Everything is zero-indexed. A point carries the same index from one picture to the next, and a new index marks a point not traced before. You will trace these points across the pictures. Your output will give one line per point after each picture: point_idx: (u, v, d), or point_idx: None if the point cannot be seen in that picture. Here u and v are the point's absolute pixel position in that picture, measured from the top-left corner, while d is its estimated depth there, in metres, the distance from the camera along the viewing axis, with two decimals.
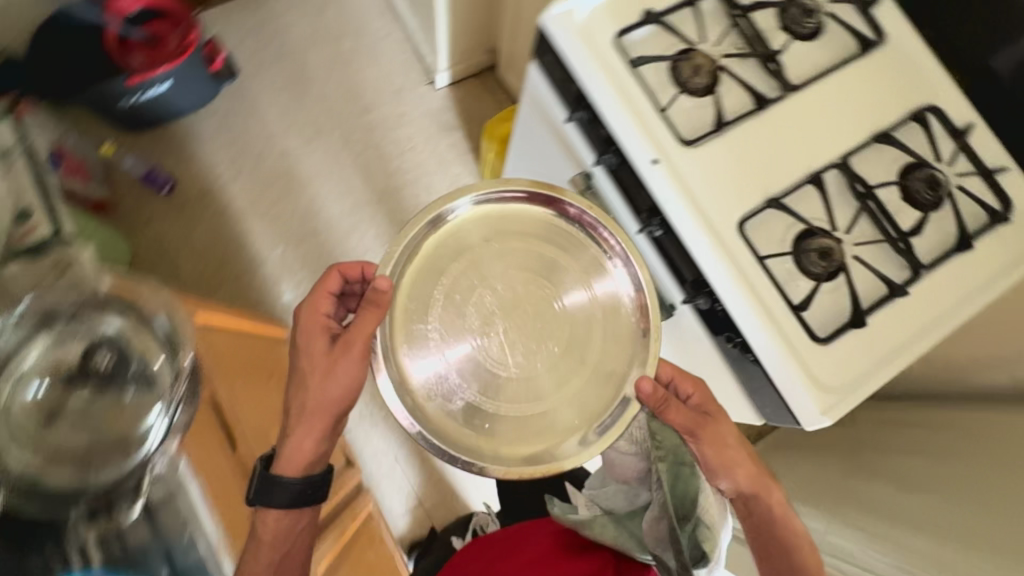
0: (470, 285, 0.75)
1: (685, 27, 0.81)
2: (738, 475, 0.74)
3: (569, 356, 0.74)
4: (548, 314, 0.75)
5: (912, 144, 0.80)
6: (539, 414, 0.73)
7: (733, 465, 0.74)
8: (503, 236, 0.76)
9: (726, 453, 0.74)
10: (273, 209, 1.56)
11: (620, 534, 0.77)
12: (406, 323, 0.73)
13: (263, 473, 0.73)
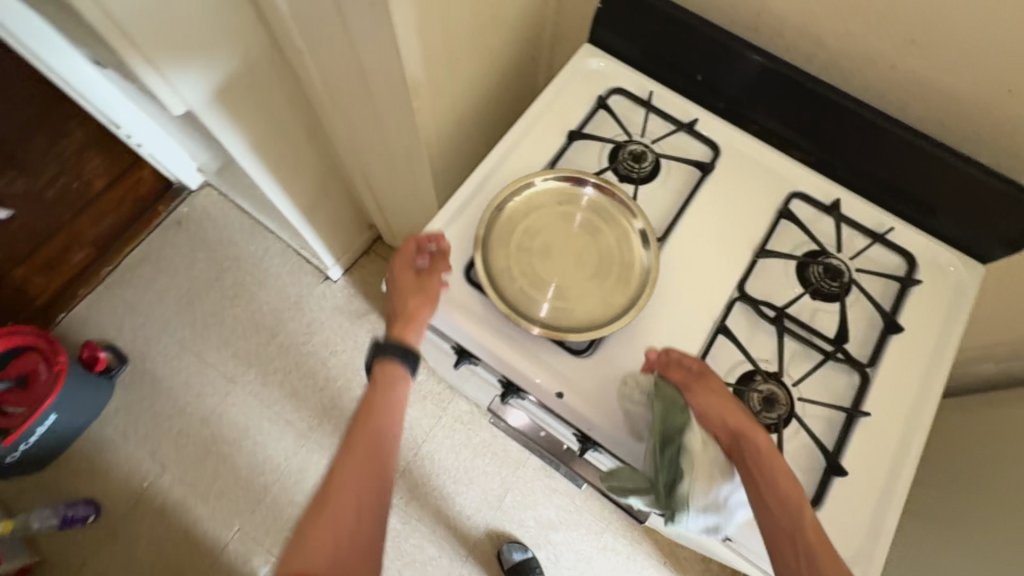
0: (539, 237, 0.76)
1: (628, 117, 0.89)
2: (732, 419, 0.64)
3: (607, 265, 0.75)
4: (588, 248, 0.76)
5: (748, 222, 0.82)
6: (572, 276, 0.74)
7: (735, 420, 0.64)
8: (563, 202, 0.78)
9: (728, 411, 0.65)
10: (288, 382, 1.65)
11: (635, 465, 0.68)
12: (492, 242, 0.75)
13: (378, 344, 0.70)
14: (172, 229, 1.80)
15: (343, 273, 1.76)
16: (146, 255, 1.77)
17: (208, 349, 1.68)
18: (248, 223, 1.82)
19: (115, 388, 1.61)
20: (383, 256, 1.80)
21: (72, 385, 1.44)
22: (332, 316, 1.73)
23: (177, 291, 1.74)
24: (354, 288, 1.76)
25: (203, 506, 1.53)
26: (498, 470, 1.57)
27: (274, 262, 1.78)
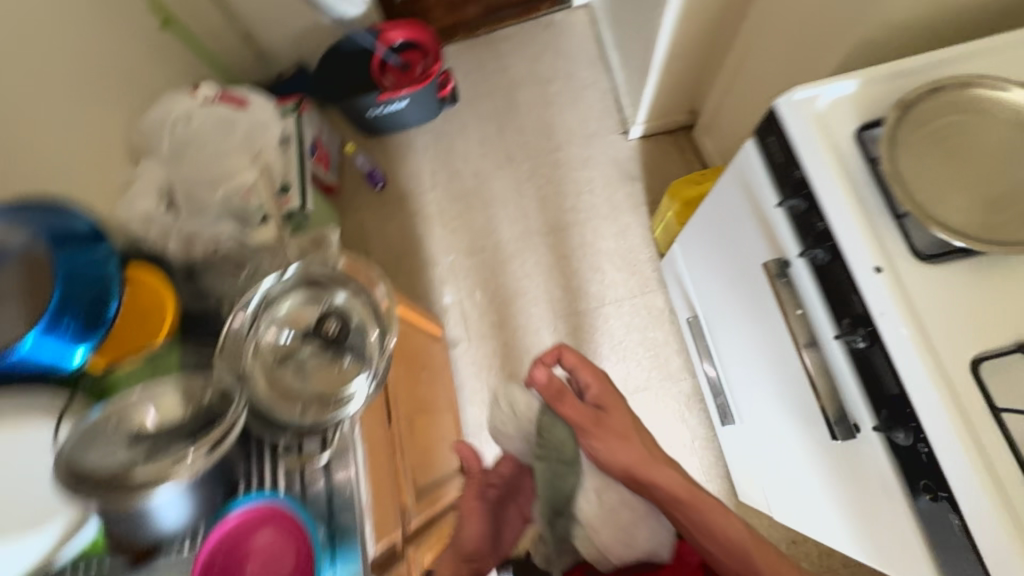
0: (956, 138, 0.74)
1: None
2: (616, 461, 0.73)
3: (1009, 202, 0.71)
4: (1000, 177, 0.72)
5: None
6: (966, 188, 0.72)
7: (619, 457, 0.73)
8: (1006, 124, 0.74)
9: (616, 448, 0.73)
10: (545, 191, 1.87)
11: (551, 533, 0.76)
12: (914, 113, 0.74)
13: None
14: (541, 27, 2.05)
15: (639, 137, 1.86)
16: (509, 35, 2.05)
17: (509, 129, 1.95)
18: (595, 55, 1.99)
19: (437, 114, 1.96)
20: (679, 144, 1.85)
21: (428, 90, 1.80)
22: (607, 164, 1.87)
23: (514, 74, 2.01)
24: (639, 155, 1.86)
25: (440, 231, 1.89)
26: (650, 366, 1.65)
27: (594, 97, 1.94)
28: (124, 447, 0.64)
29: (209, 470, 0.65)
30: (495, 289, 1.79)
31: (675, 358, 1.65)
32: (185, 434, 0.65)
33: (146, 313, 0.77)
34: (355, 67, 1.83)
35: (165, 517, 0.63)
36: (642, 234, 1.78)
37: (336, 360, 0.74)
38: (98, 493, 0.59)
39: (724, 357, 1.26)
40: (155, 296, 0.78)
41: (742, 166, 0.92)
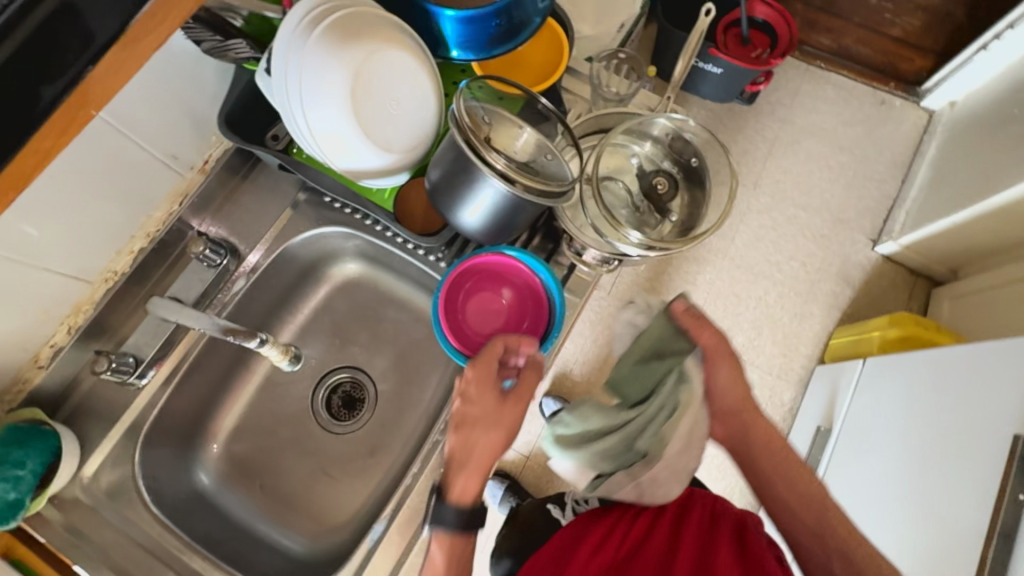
0: None
1: None
2: (730, 396, 0.74)
3: None
4: None
5: None
6: None
7: (731, 392, 0.74)
8: None
9: (721, 364, 0.73)
10: (764, 233, 1.77)
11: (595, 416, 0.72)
12: None
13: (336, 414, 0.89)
14: (875, 99, 1.87)
15: (882, 254, 1.74)
16: (849, 78, 1.90)
17: (777, 160, 1.84)
18: (903, 158, 1.82)
19: (725, 101, 1.83)
20: (913, 286, 1.72)
21: (747, 78, 1.67)
22: (837, 254, 1.75)
23: (826, 114, 1.87)
24: (870, 268, 1.73)
25: None
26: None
27: (872, 192, 1.80)
28: (490, 141, 0.70)
29: (520, 211, 0.69)
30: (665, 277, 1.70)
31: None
32: (537, 168, 0.70)
33: (531, 63, 0.83)
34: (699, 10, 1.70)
35: (473, 213, 0.69)
36: (816, 332, 1.69)
37: (652, 215, 0.80)
38: (464, 157, 0.66)
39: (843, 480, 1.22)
40: (550, 61, 0.83)
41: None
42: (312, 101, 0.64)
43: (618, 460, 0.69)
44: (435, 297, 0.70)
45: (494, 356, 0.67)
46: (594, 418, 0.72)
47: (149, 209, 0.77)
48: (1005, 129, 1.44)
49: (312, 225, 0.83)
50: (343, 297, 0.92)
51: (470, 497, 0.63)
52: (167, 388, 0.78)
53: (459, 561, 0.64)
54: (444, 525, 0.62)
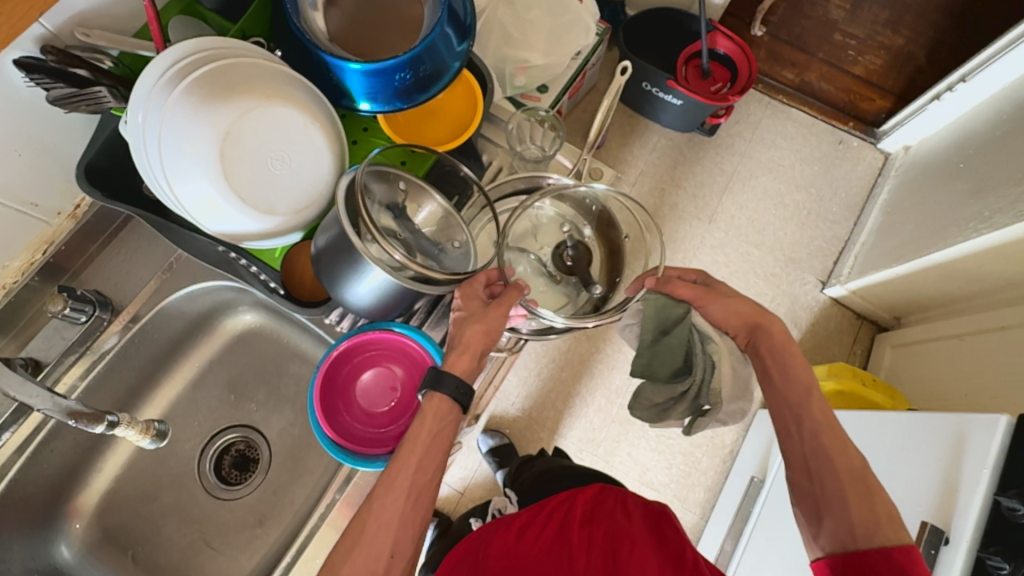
0: None
1: None
2: (727, 321, 0.70)
3: None
4: None
5: None
6: None
7: (732, 316, 0.70)
8: None
9: (711, 306, 0.71)
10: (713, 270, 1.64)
11: (667, 353, 0.70)
12: None
13: (235, 468, 0.83)
14: (833, 138, 1.73)
15: (829, 296, 1.63)
16: (813, 104, 1.75)
17: (734, 195, 1.68)
18: (857, 200, 1.68)
19: (685, 132, 1.68)
20: (857, 330, 1.63)
21: (707, 110, 1.54)
22: (786, 294, 1.63)
23: (789, 140, 1.72)
24: (816, 311, 1.63)
25: None
26: (675, 477, 1.38)
27: (824, 233, 1.66)
28: (386, 214, 0.64)
29: (410, 293, 0.64)
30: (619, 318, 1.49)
31: (699, 491, 1.37)
32: (436, 251, 0.66)
33: (448, 118, 0.78)
34: (659, 37, 1.63)
35: (361, 291, 0.63)
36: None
37: (566, 288, 0.76)
38: (353, 235, 0.60)
39: (755, 560, 1.10)
40: (464, 117, 0.77)
41: (973, 431, 0.78)
42: (177, 170, 0.59)
43: (659, 412, 0.72)
44: (312, 378, 0.66)
45: (478, 285, 0.67)
46: (651, 396, 0.72)
47: (2, 260, 0.69)
48: (952, 185, 1.36)
49: (193, 280, 0.78)
50: (242, 350, 0.86)
51: (461, 374, 0.64)
52: (20, 457, 0.71)
53: (431, 464, 0.61)
54: (440, 387, 0.62)
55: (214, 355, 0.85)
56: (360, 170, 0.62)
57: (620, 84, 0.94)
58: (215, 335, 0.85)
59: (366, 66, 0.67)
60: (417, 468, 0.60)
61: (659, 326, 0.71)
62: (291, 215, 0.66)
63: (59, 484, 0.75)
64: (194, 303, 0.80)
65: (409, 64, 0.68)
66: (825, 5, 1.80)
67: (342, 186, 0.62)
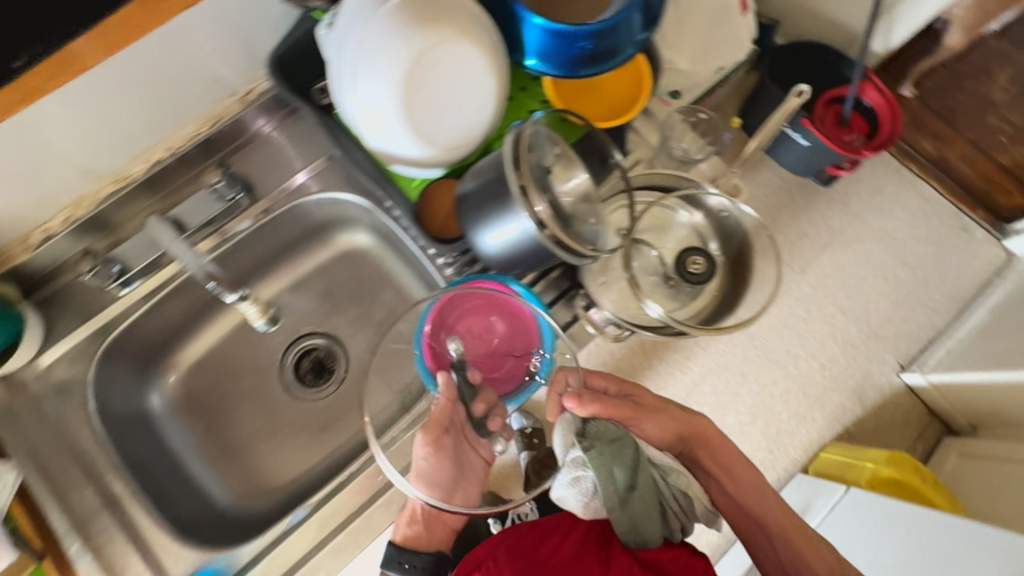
0: None
1: None
2: (659, 436, 0.76)
3: None
4: None
5: None
6: None
7: (666, 433, 0.77)
8: None
9: (644, 424, 0.76)
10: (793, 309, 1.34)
11: (630, 509, 0.63)
12: None
13: (307, 372, 0.87)
14: (957, 222, 1.45)
15: (906, 382, 1.36)
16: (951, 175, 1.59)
17: (830, 254, 1.44)
18: (966, 292, 1.41)
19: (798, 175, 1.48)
20: (924, 425, 1.37)
21: (832, 160, 1.33)
22: (858, 367, 1.35)
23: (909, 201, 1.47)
24: (886, 393, 1.35)
25: None
26: None
27: (920, 319, 1.39)
28: (543, 173, 0.65)
29: (539, 253, 0.65)
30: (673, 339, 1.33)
31: None
32: (577, 221, 0.67)
33: (607, 95, 0.77)
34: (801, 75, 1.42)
35: (497, 238, 0.64)
36: (809, 440, 1.31)
37: (676, 294, 0.74)
38: (512, 183, 0.61)
39: None
40: (625, 101, 0.76)
41: None
42: (365, 75, 0.62)
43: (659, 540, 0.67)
44: (425, 310, 0.68)
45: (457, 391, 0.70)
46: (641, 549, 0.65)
47: (177, 125, 0.74)
48: None
49: (328, 189, 0.82)
50: (346, 267, 0.90)
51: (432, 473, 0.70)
52: (144, 304, 0.76)
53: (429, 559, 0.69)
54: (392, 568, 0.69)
55: (321, 264, 0.89)
56: (527, 126, 0.64)
57: (792, 105, 0.85)
58: (327, 246, 0.89)
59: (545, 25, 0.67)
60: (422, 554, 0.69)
61: (625, 491, 0.62)
62: (444, 151, 0.69)
63: (165, 340, 0.81)
64: (320, 210, 0.84)
65: (590, 34, 0.68)
66: (987, 84, 1.68)
67: (512, 137, 0.63)
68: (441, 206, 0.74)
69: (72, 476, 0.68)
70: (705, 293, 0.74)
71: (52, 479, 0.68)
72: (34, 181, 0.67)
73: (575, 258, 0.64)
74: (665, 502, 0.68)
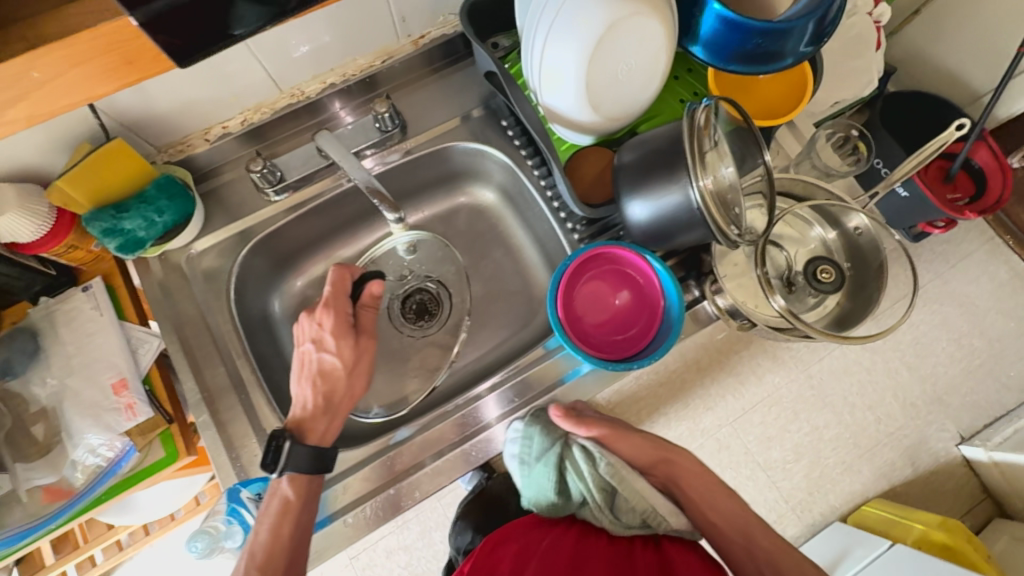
0: None
1: None
2: (638, 455, 0.73)
3: None
4: None
5: None
6: None
7: (641, 452, 0.73)
8: None
9: (621, 445, 0.72)
10: (859, 355, 1.06)
11: (571, 477, 0.69)
12: None
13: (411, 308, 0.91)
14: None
15: (964, 456, 1.06)
16: None
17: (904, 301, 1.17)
18: None
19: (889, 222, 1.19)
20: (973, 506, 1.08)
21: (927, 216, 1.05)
22: (915, 431, 1.06)
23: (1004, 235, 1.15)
24: (940, 463, 1.06)
25: None
26: None
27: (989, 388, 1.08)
28: (715, 152, 0.66)
29: (692, 227, 0.66)
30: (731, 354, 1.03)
31: None
32: (733, 204, 0.67)
33: (762, 99, 0.79)
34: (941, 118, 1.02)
35: (652, 205, 0.66)
36: (851, 492, 1.04)
37: (798, 298, 0.76)
38: (688, 153, 0.63)
39: None
40: (779, 108, 0.78)
41: None
42: (558, 36, 0.65)
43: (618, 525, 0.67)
44: (563, 263, 0.71)
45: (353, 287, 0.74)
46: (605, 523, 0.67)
47: (357, 54, 0.79)
48: None
49: (473, 138, 0.86)
50: (465, 219, 0.94)
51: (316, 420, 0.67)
52: (290, 214, 0.81)
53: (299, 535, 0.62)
54: (296, 468, 0.63)
55: (444, 212, 0.93)
56: (712, 106, 0.65)
57: (949, 139, 0.79)
58: (453, 197, 0.94)
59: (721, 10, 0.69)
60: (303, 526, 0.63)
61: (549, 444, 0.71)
62: (605, 117, 0.72)
63: (296, 250, 0.85)
64: (458, 159, 0.88)
65: (767, 30, 0.69)
66: None
67: (696, 110, 0.64)
68: (587, 171, 0.77)
69: (209, 353, 0.74)
70: (828, 303, 0.75)
71: (189, 350, 0.74)
72: (233, 84, 0.72)
73: (725, 238, 0.65)
74: (593, 508, 0.67)
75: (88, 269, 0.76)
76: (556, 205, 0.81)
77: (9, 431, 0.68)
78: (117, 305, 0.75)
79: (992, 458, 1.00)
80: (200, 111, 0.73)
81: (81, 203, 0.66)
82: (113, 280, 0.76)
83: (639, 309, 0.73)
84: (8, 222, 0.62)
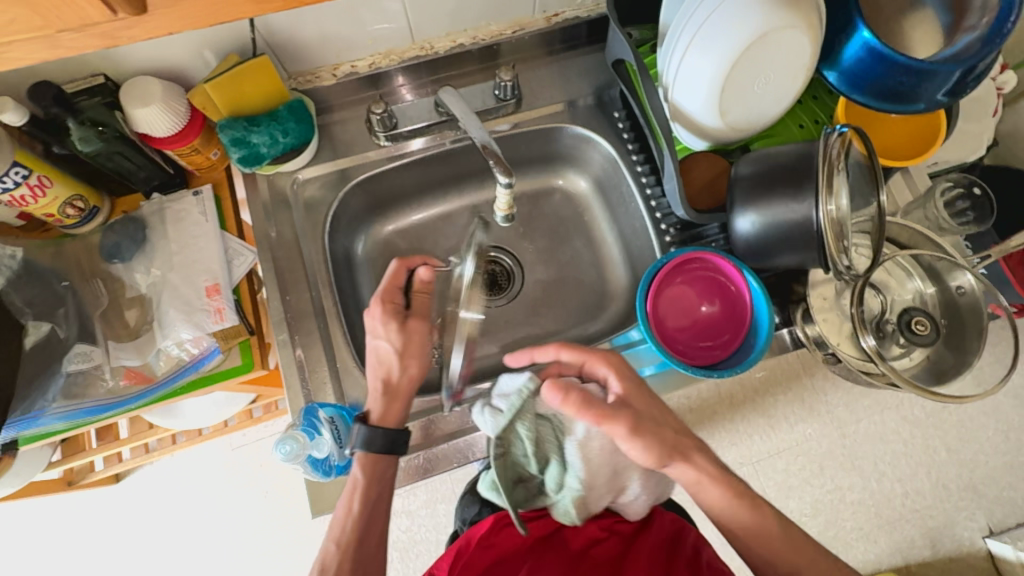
0: None
1: None
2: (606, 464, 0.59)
3: None
4: None
5: None
6: None
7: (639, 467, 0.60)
8: None
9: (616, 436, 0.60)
10: (908, 422, 1.02)
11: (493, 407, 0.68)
12: None
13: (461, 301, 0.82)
14: None
15: (988, 550, 0.99)
16: None
17: None
18: None
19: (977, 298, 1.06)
20: None
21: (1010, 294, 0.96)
22: (947, 512, 1.00)
23: None
24: (962, 551, 1.00)
25: None
26: None
27: None
28: (842, 181, 0.64)
29: (799, 246, 0.65)
30: (766, 398, 0.99)
31: None
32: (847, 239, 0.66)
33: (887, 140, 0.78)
34: None
35: (765, 217, 0.65)
36: (863, 559, 1.00)
37: (887, 345, 0.75)
38: (817, 177, 0.62)
39: None
40: (901, 153, 0.77)
41: None
42: (705, 38, 0.65)
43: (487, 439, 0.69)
44: (656, 264, 0.72)
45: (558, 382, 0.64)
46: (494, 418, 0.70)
47: (492, 19, 0.81)
48: None
49: (584, 122, 0.86)
50: (553, 202, 0.94)
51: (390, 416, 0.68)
52: (393, 161, 0.82)
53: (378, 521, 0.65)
54: (370, 448, 0.65)
55: (534, 190, 0.94)
56: (847, 134, 0.63)
57: None
58: (547, 177, 0.94)
59: (870, 40, 0.67)
60: (377, 529, 0.65)
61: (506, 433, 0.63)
62: (730, 125, 0.71)
63: (389, 198, 0.87)
64: (563, 140, 0.89)
65: (914, 67, 0.67)
66: None
67: (831, 137, 0.63)
68: (698, 176, 0.77)
69: (297, 277, 0.77)
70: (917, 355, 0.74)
71: (280, 270, 0.76)
72: (375, 26, 0.74)
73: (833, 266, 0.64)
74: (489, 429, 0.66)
75: (200, 175, 0.79)
76: (656, 207, 0.82)
77: (104, 308, 0.72)
78: (220, 214, 0.78)
79: (1020, 557, 0.93)
80: (339, 45, 0.76)
81: (219, 107, 0.69)
82: (220, 190, 0.79)
83: (734, 321, 0.73)
84: (151, 113, 0.65)
